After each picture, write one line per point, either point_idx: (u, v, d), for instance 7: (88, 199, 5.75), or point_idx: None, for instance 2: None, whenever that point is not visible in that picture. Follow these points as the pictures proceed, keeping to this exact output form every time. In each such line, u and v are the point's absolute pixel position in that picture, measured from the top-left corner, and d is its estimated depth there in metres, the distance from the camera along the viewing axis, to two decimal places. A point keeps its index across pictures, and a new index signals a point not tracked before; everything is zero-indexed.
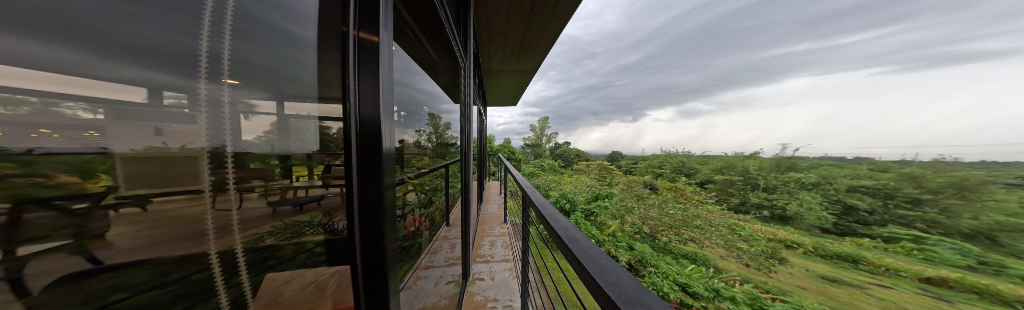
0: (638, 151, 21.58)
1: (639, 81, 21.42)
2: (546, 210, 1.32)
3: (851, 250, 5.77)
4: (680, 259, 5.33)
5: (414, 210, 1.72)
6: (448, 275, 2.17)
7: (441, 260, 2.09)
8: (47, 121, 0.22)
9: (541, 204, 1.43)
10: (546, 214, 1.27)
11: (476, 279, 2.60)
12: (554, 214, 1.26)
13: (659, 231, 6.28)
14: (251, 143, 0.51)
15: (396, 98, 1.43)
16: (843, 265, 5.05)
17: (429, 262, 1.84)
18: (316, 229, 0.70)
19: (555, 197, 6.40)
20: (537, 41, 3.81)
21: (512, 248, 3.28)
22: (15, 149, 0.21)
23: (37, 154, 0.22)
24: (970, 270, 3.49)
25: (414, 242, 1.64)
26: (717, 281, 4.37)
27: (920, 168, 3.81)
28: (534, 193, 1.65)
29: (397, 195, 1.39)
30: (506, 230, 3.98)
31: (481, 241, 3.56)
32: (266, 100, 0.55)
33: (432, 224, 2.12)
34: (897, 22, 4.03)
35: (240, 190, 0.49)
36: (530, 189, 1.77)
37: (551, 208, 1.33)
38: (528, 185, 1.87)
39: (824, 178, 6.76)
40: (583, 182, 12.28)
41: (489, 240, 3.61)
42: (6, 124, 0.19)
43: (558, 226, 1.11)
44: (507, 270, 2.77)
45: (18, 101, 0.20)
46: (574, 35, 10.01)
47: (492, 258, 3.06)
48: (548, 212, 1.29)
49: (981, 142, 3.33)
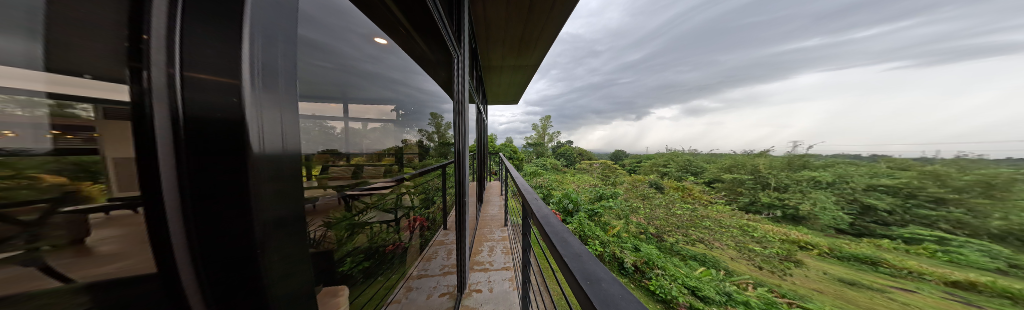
0: (642, 150, 21.44)
1: (643, 79, 21.08)
2: (546, 221, 1.24)
3: (871, 253, 5.49)
4: (688, 261, 5.19)
5: (414, 210, 1.76)
6: (442, 287, 1.98)
7: (436, 268, 2.04)
8: (55, 123, 0.21)
9: (543, 215, 1.34)
10: (547, 225, 1.19)
11: (473, 290, 2.42)
12: (554, 225, 1.19)
13: (665, 231, 6.18)
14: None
15: (394, 98, 1.42)
16: (862, 268, 4.81)
17: (422, 270, 1.83)
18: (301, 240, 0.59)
19: (557, 197, 6.30)
20: (537, 37, 3.72)
21: (512, 254, 3.18)
22: (34, 150, 0.20)
23: (53, 154, 0.21)
24: (1001, 274, 3.27)
25: (413, 242, 1.70)
26: (727, 284, 4.28)
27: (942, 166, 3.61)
28: (536, 201, 1.59)
29: (395, 192, 1.43)
30: (507, 234, 3.91)
31: (480, 246, 3.49)
32: None
33: (431, 225, 2.14)
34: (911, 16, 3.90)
35: None
36: (530, 196, 1.71)
37: (553, 219, 1.25)
38: (529, 193, 1.80)
39: (840, 176, 6.46)
40: (586, 181, 12.19)
41: (488, 245, 3.53)
42: (18, 124, 0.18)
43: (557, 240, 1.03)
44: (507, 280, 2.62)
45: (36, 101, 0.19)
46: (574, 33, 9.91)
47: (491, 265, 2.96)
48: (549, 223, 1.21)
49: (1007, 139, 3.14)
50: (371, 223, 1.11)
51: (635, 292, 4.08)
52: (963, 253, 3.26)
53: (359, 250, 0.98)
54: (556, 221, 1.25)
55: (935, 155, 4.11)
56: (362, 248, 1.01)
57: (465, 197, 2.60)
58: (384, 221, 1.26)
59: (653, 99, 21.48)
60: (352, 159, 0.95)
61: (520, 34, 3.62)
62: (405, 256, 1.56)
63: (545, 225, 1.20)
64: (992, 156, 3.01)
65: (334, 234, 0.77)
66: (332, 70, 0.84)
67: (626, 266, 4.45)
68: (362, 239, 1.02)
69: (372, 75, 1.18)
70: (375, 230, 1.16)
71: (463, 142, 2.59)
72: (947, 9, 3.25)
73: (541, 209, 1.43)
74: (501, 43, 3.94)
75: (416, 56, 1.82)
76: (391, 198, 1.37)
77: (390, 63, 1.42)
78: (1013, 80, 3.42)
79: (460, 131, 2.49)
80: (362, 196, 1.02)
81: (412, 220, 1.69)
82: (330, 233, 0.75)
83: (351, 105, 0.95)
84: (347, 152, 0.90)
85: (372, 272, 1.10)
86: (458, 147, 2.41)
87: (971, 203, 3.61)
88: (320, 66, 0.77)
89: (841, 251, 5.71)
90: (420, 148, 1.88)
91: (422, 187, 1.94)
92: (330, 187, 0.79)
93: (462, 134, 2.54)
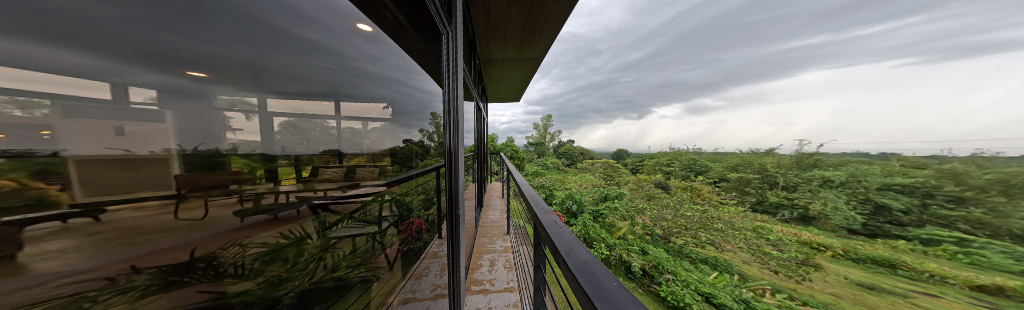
0: (644, 149, 21.56)
1: (644, 78, 21.00)
2: (591, 283, 0.71)
3: (888, 254, 5.29)
4: (699, 264, 5.27)
5: (415, 212, 1.71)
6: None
7: (426, 289, 1.68)
8: None
9: (579, 265, 0.81)
10: (600, 301, 0.64)
11: None
12: (621, 304, 0.63)
13: (673, 233, 6.21)
14: (258, 144, 0.52)
15: (393, 98, 1.34)
16: (879, 271, 4.66)
17: (410, 291, 1.47)
18: (237, 267, 0.48)
19: (561, 198, 6.18)
20: (538, 30, 3.67)
21: (514, 272, 3.00)
22: None
23: None
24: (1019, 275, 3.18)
25: (415, 246, 1.66)
26: (743, 290, 4.31)
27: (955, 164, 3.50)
28: (559, 234, 1.07)
29: (391, 195, 1.33)
30: (508, 246, 3.76)
31: (478, 262, 3.32)
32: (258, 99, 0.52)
33: (433, 228, 2.03)
34: (914, 14, 3.91)
35: (230, 195, 0.46)
36: (551, 223, 1.18)
37: (610, 281, 0.71)
38: (553, 217, 1.26)
39: (852, 175, 6.28)
40: (588, 181, 12.22)
41: (488, 258, 3.39)
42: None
43: (598, 297, 0.66)
44: (508, 306, 2.44)
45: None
46: (576, 32, 9.89)
47: (492, 286, 2.77)
48: (607, 302, 0.64)
49: (1021, 137, 3.04)
50: (359, 232, 0.98)
51: (645, 297, 4.09)
52: (979, 252, 3.19)
53: (338, 266, 0.83)
54: (617, 285, 0.71)
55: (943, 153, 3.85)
56: (350, 258, 0.91)
57: (458, 202, 2.36)
58: (371, 230, 1.08)
59: (654, 98, 21.54)
60: (351, 159, 0.92)
61: (520, 29, 3.63)
62: (398, 263, 1.36)
63: (600, 302, 0.63)
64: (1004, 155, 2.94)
65: (295, 253, 0.64)
66: (334, 71, 0.82)
67: (634, 270, 4.46)
68: (344, 253, 0.87)
69: (374, 76, 1.12)
70: (364, 242, 1.03)
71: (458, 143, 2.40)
72: (957, 5, 3.19)
73: (582, 259, 0.84)
74: (501, 38, 3.94)
75: (415, 54, 1.72)
76: (383, 203, 1.22)
77: (390, 63, 1.34)
78: (1014, 78, 3.41)
79: (445, 129, 2.14)
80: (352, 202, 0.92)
81: (407, 224, 1.54)
82: (294, 251, 0.64)
83: (342, 103, 0.85)
84: (346, 151, 0.88)
85: (362, 289, 0.98)
86: (449, 147, 2.18)
87: (983, 200, 3.56)
88: (324, 67, 0.77)
89: (857, 253, 5.52)
90: (420, 148, 1.80)
91: (421, 188, 1.82)
92: (320, 190, 0.74)
93: (455, 136, 2.28)
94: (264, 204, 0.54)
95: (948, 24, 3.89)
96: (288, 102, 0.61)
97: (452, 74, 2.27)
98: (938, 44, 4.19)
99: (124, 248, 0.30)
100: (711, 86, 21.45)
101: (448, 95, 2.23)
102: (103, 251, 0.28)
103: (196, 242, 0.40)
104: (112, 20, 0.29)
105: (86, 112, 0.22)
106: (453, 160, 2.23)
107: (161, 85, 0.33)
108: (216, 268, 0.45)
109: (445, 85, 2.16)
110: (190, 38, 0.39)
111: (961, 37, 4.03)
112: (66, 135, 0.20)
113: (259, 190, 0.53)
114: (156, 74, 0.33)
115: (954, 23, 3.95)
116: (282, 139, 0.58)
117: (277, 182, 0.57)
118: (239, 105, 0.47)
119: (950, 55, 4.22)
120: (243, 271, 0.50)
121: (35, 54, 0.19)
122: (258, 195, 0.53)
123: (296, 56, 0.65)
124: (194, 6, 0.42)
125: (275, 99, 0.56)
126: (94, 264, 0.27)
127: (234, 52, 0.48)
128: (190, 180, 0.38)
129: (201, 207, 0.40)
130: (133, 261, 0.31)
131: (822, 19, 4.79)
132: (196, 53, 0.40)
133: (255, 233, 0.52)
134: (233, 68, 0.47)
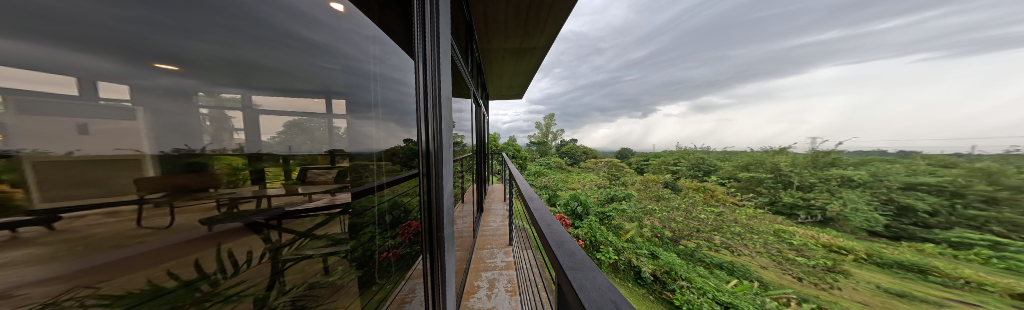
0: (649, 148, 21.39)
1: (649, 76, 20.67)
2: None
3: (913, 258, 5.02)
4: (713, 269, 5.35)
5: (413, 212, 1.49)
6: None
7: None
8: None
9: None
10: None
11: None
12: None
13: (683, 236, 6.39)
14: (263, 145, 0.50)
15: (395, 95, 1.24)
16: (906, 275, 4.44)
17: None
18: (200, 288, 0.40)
19: (566, 199, 6.04)
20: (539, 21, 3.62)
21: (518, 297, 2.83)
22: None
23: None
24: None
25: (412, 249, 1.47)
26: (765, 299, 4.24)
27: (985, 162, 3.31)
28: None
29: (381, 196, 1.13)
30: (511, 261, 3.64)
31: (479, 278, 3.20)
32: (250, 97, 0.47)
33: (433, 230, 1.73)
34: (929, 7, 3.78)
35: (218, 196, 0.41)
36: None
37: None
38: (612, 294, 0.76)
39: (874, 174, 5.97)
40: (593, 182, 12.21)
41: (488, 278, 3.23)
42: None
43: None
44: None
45: None
46: (579, 30, 9.75)
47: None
48: None
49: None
50: (337, 248, 0.80)
51: (656, 305, 4.05)
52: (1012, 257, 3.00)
53: (304, 292, 0.67)
54: None
55: (967, 151, 3.34)
56: (326, 277, 0.75)
57: (441, 216, 1.89)
58: (352, 245, 0.89)
59: (660, 97, 21.20)
60: (351, 159, 0.87)
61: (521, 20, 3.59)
62: (394, 269, 1.25)
63: None
64: (1014, 157, 2.90)
65: (269, 267, 0.54)
66: (340, 72, 0.79)
67: (644, 276, 4.40)
68: (313, 273, 0.70)
69: (377, 77, 1.05)
70: (351, 254, 0.88)
71: (443, 142, 1.94)
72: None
73: None
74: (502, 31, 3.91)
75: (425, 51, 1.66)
76: (382, 205, 1.14)
77: (395, 63, 1.27)
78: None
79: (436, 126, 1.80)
80: (333, 208, 0.77)
81: (407, 226, 1.41)
82: (232, 279, 0.46)
83: (338, 101, 0.78)
84: (345, 151, 0.83)
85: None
86: (430, 148, 1.68)
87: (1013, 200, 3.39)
88: (326, 68, 0.71)
89: (882, 257, 5.26)
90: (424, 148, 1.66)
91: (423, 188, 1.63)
92: (309, 194, 0.66)
93: (437, 134, 1.78)
94: (239, 211, 0.45)
95: (968, 18, 3.75)
96: (290, 101, 0.57)
97: (430, 53, 1.67)
98: (956, 38, 4.04)
99: (113, 251, 0.27)
100: (717, 83, 20.98)
101: (423, 81, 1.56)
102: (68, 258, 0.23)
103: (162, 254, 0.33)
104: (94, 17, 0.26)
105: (48, 109, 0.20)
106: (433, 165, 1.71)
107: (158, 84, 0.31)
108: (176, 285, 0.36)
109: (422, 62, 1.59)
110: (195, 40, 0.38)
111: (985, 31, 3.85)
112: (46, 134, 0.20)
113: (241, 193, 0.46)
114: (165, 75, 0.32)
115: (974, 17, 3.78)
116: (284, 139, 0.55)
117: (264, 184, 0.51)
118: (230, 102, 0.42)
119: (970, 50, 4.05)
120: (194, 296, 0.39)
121: (21, 53, 0.19)
122: (239, 199, 0.45)
123: (306, 59, 0.63)
124: (203, 8, 0.39)
125: (271, 96, 0.52)
126: (56, 275, 0.23)
127: (240, 53, 0.45)
128: (172, 183, 0.33)
129: (168, 213, 0.33)
130: (101, 275, 0.27)
131: (832, 15, 4.67)
132: (200, 55, 0.38)
133: (229, 242, 0.44)
134: (231, 67, 0.43)
